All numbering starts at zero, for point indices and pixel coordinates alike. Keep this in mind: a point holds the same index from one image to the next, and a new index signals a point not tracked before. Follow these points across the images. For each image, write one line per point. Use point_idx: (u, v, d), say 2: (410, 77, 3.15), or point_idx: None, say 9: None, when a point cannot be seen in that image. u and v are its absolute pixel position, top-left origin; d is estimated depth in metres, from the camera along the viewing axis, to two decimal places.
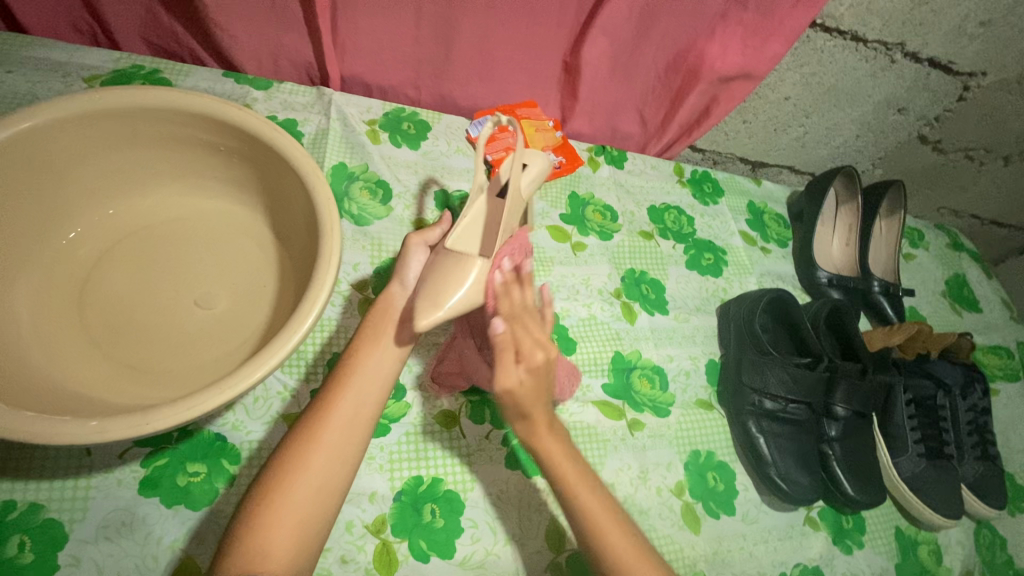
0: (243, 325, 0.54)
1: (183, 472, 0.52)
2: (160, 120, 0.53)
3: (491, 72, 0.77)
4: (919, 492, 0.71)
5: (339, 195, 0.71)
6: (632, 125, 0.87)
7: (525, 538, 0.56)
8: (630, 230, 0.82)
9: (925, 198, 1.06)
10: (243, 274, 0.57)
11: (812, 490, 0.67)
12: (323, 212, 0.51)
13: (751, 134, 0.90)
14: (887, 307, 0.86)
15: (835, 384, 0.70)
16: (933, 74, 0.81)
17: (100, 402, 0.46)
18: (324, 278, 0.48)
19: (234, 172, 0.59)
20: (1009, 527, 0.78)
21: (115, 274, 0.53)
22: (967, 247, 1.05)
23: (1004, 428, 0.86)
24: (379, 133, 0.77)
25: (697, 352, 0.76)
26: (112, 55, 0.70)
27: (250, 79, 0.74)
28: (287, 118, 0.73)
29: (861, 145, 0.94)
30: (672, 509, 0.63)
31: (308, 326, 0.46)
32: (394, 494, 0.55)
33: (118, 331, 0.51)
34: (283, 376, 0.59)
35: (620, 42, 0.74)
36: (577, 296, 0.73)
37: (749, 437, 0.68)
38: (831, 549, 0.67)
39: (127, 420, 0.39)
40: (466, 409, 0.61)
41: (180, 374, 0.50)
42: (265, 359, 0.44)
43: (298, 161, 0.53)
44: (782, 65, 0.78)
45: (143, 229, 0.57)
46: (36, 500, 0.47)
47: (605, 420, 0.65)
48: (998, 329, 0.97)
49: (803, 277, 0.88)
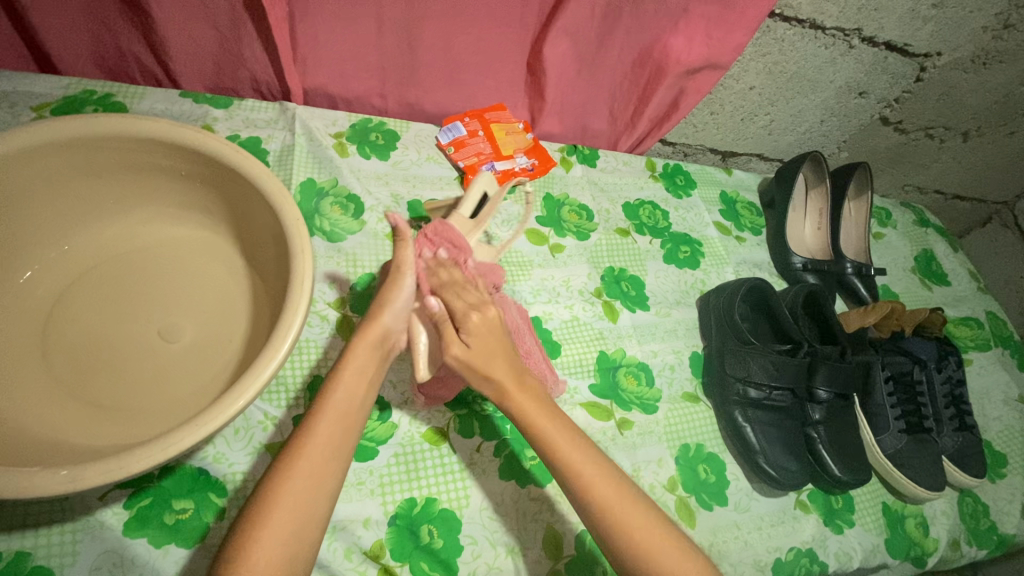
0: (218, 355, 0.53)
1: (171, 510, 0.50)
2: (117, 148, 0.51)
3: (457, 78, 0.77)
4: (904, 468, 0.72)
5: (309, 212, 0.69)
6: (601, 123, 0.88)
7: (523, 548, 0.56)
8: (606, 229, 0.82)
9: (891, 177, 1.09)
10: (213, 302, 0.56)
11: (800, 474, 0.67)
12: (293, 235, 0.50)
13: (719, 125, 0.91)
14: (861, 288, 0.88)
15: (816, 368, 0.71)
16: (890, 57, 0.82)
17: (72, 447, 0.44)
18: (297, 302, 0.47)
19: (198, 196, 0.57)
20: (989, 494, 0.80)
21: (80, 311, 0.52)
22: (933, 222, 1.08)
23: (980, 398, 0.88)
24: (347, 145, 0.75)
25: (681, 345, 0.76)
26: (61, 81, 0.67)
27: (209, 97, 0.72)
28: (250, 136, 0.71)
29: (826, 129, 0.95)
30: (668, 506, 0.63)
31: (284, 352, 0.45)
32: (388, 518, 0.54)
33: (87, 372, 0.49)
34: (264, 404, 0.57)
35: (582, 41, 0.74)
36: (558, 298, 0.74)
37: (736, 426, 0.68)
38: (823, 530, 0.68)
39: (102, 465, 0.38)
40: (454, 424, 0.61)
41: (155, 412, 0.48)
42: (243, 390, 0.43)
43: (264, 182, 0.52)
44: (745, 55, 0.78)
45: (106, 261, 0.55)
46: (20, 549, 0.45)
47: (594, 421, 0.65)
48: (967, 301, 0.99)
49: (779, 263, 0.89)
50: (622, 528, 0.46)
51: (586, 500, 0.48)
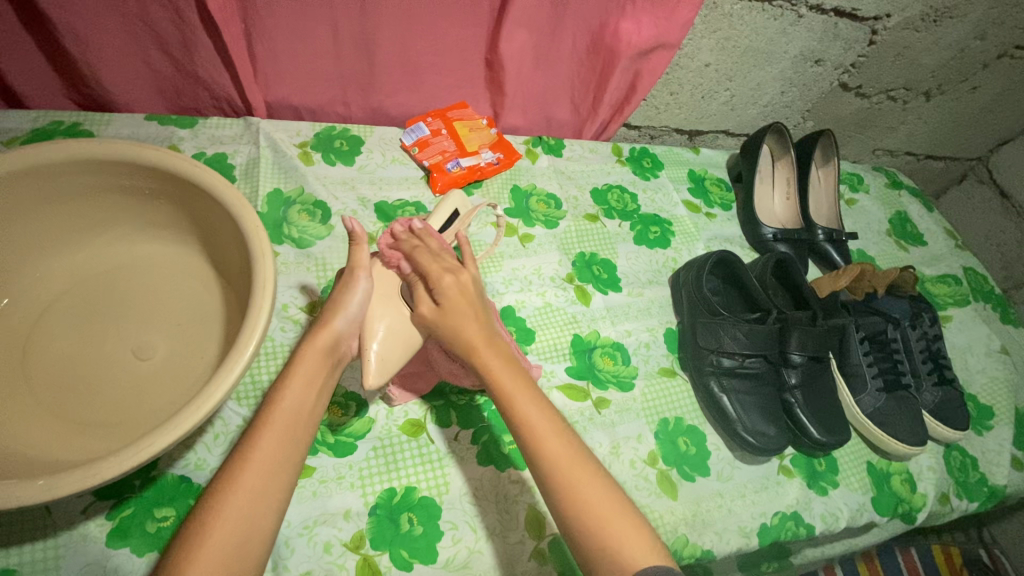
0: (192, 365, 0.54)
1: (152, 518, 0.51)
2: (78, 173, 0.53)
3: (415, 80, 0.79)
4: (885, 425, 0.73)
5: (277, 222, 0.71)
6: (563, 113, 0.90)
7: (505, 530, 0.57)
8: (575, 215, 0.83)
9: (860, 143, 1.10)
10: (186, 314, 0.57)
11: (779, 439, 0.68)
12: (253, 240, 0.51)
13: (680, 105, 0.92)
14: (833, 253, 0.89)
15: (788, 333, 0.71)
16: (841, 23, 0.83)
17: (52, 462, 0.46)
18: (261, 304, 0.48)
19: (163, 213, 0.59)
20: (977, 446, 0.81)
21: (55, 333, 0.53)
22: (906, 184, 1.09)
23: (962, 352, 0.89)
24: (312, 154, 0.77)
25: (655, 323, 0.77)
26: (28, 115, 0.69)
27: (174, 118, 0.74)
28: (216, 152, 0.73)
29: (788, 100, 0.96)
30: (648, 480, 0.64)
31: (250, 353, 0.46)
32: (369, 509, 0.55)
33: (65, 390, 0.51)
34: (241, 409, 0.58)
35: (532, 32, 0.75)
36: (530, 286, 0.75)
37: (713, 397, 0.69)
38: (807, 493, 0.68)
39: (75, 473, 0.40)
40: (431, 415, 0.62)
41: (133, 423, 0.50)
42: (207, 396, 0.44)
43: (222, 193, 0.53)
44: (695, 33, 0.79)
45: (79, 284, 0.56)
46: (6, 566, 0.47)
47: (570, 403, 0.66)
48: (945, 259, 1.00)
49: (751, 236, 0.90)
50: (591, 502, 0.47)
51: (556, 477, 0.48)
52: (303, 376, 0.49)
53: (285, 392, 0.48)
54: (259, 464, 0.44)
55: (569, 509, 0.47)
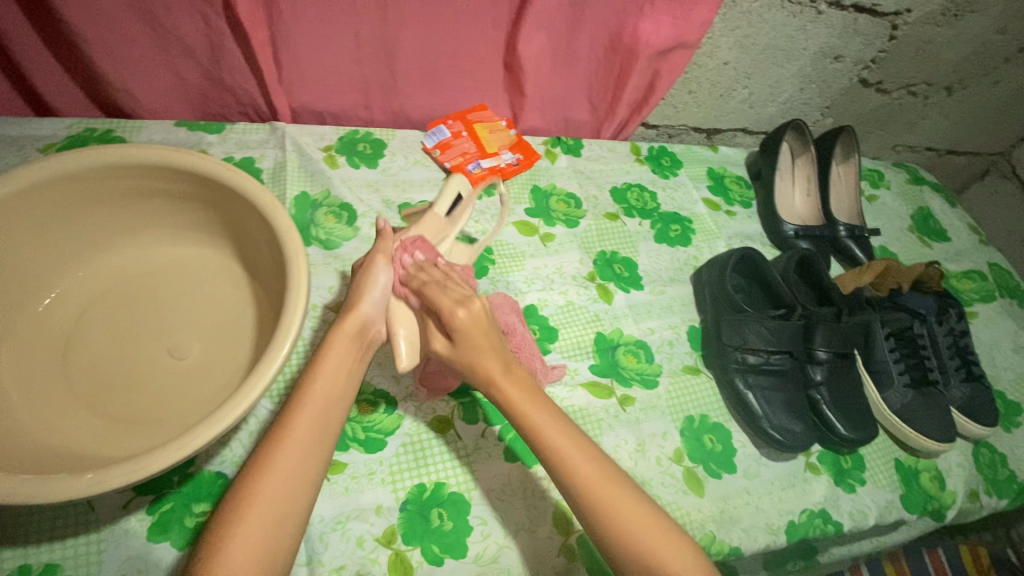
0: (228, 363, 0.56)
1: (191, 513, 0.52)
2: (117, 177, 0.55)
3: (435, 83, 0.80)
4: (913, 421, 0.72)
5: (305, 224, 0.72)
6: (582, 113, 0.90)
7: (534, 526, 0.58)
8: (595, 214, 0.84)
9: (880, 140, 1.09)
10: (220, 314, 0.59)
11: (805, 436, 0.68)
12: (287, 241, 0.53)
13: (699, 104, 0.92)
14: (855, 249, 0.88)
15: (813, 330, 0.71)
16: (861, 19, 0.83)
17: (96, 458, 0.47)
18: (296, 303, 0.50)
19: (197, 216, 0.60)
20: (1006, 443, 0.80)
21: (95, 333, 0.55)
22: (928, 179, 1.08)
23: (988, 348, 0.88)
24: (336, 157, 0.78)
25: (677, 321, 0.77)
26: (64, 123, 0.71)
27: (203, 124, 0.76)
28: (244, 156, 0.75)
29: (807, 97, 0.96)
30: (675, 476, 0.64)
31: (286, 351, 0.47)
32: (400, 504, 0.56)
33: (106, 389, 0.52)
34: (274, 406, 0.60)
35: (552, 34, 0.76)
36: (552, 285, 0.75)
37: (738, 394, 0.69)
38: (835, 490, 0.68)
39: (123, 467, 0.41)
40: (458, 412, 0.63)
41: (172, 421, 0.51)
42: (246, 392, 0.45)
43: (255, 194, 0.54)
44: (713, 32, 0.80)
45: (118, 285, 0.58)
46: (51, 560, 0.48)
47: (595, 400, 0.67)
48: (969, 255, 0.99)
49: (772, 233, 0.90)
50: (616, 507, 0.47)
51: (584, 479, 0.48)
52: (336, 373, 0.50)
53: (320, 388, 0.49)
54: (296, 459, 0.45)
55: (598, 510, 0.47)
